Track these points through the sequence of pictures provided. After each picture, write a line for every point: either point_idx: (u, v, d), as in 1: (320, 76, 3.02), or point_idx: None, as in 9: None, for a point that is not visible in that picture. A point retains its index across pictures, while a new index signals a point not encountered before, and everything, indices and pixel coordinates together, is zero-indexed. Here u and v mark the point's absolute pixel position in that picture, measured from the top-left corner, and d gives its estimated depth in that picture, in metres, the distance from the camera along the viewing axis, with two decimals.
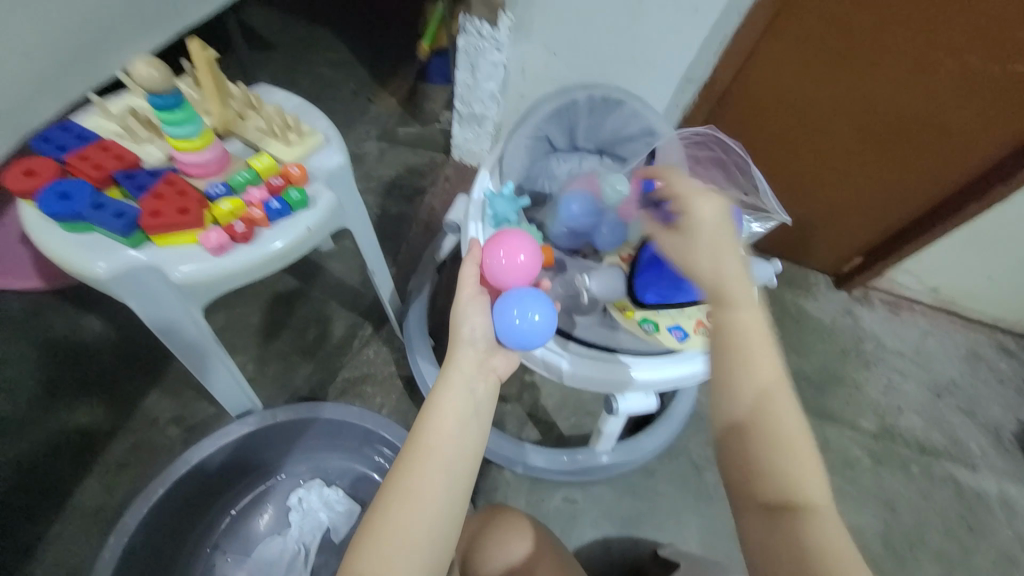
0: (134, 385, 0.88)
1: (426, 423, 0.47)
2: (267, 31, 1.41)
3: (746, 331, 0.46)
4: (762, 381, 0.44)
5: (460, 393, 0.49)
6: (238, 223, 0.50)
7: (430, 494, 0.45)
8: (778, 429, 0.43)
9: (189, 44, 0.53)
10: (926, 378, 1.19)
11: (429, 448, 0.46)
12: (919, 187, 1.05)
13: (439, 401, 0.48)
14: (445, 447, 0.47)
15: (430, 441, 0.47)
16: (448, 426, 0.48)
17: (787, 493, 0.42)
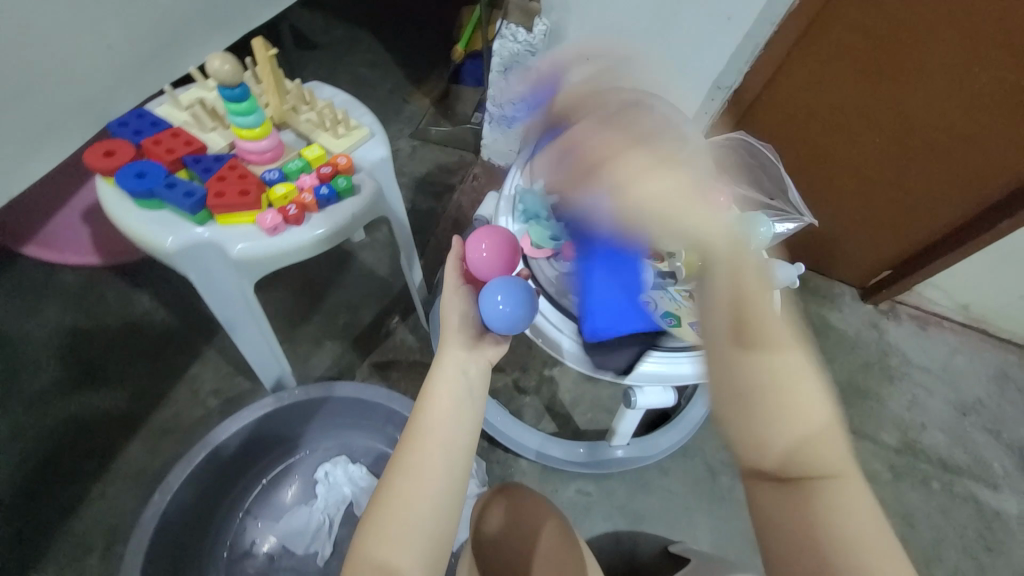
0: (178, 358, 0.94)
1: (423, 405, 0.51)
2: (311, 31, 1.48)
3: (754, 323, 0.46)
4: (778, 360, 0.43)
5: (452, 376, 0.52)
6: (291, 206, 0.55)
7: (421, 478, 0.47)
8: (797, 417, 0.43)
9: (253, 43, 0.58)
10: (953, 396, 1.17)
11: (424, 435, 0.49)
12: (948, 202, 1.04)
13: (434, 392, 0.51)
14: (437, 434, 0.49)
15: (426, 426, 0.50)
16: (439, 416, 0.50)
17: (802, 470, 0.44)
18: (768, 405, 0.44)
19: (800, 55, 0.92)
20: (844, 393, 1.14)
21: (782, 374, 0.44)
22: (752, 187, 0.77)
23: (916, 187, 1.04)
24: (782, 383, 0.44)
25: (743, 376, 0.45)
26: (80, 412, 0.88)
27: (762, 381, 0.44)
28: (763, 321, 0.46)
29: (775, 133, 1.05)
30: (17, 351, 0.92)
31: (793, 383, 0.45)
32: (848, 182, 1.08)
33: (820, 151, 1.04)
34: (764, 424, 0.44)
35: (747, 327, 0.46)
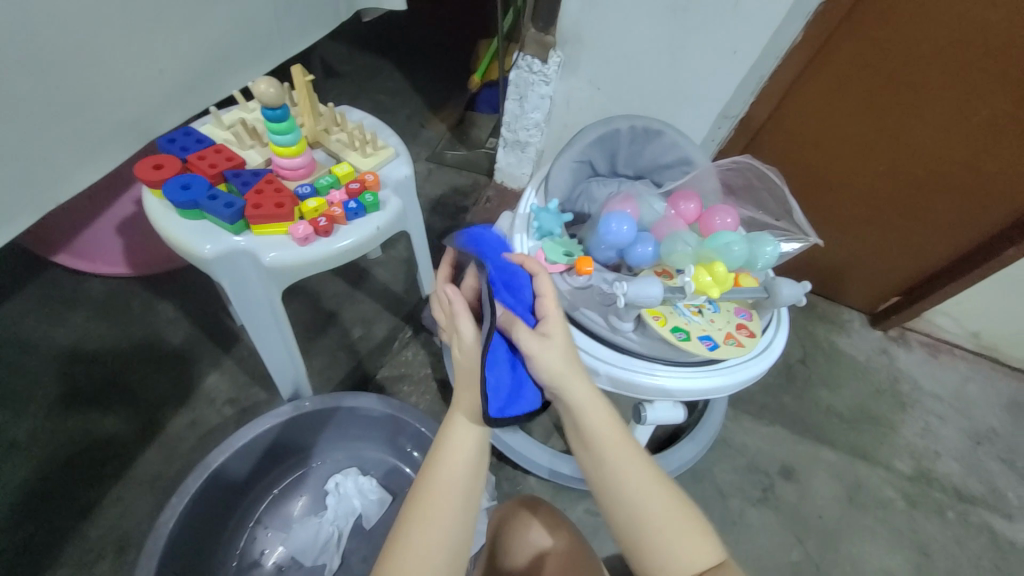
0: (197, 367, 0.97)
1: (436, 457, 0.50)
2: (335, 60, 1.57)
3: (586, 419, 0.48)
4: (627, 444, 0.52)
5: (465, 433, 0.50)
6: (322, 219, 0.58)
7: (434, 534, 0.47)
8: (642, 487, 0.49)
9: (293, 70, 0.63)
10: (966, 425, 1.16)
11: (435, 496, 0.48)
12: (953, 229, 1.06)
13: (449, 447, 0.50)
14: (450, 489, 0.48)
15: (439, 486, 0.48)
16: (453, 472, 0.49)
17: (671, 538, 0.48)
18: (625, 506, 0.47)
19: (804, 84, 0.96)
20: (856, 418, 1.13)
21: (624, 476, 0.48)
22: (756, 210, 0.80)
23: (922, 214, 1.06)
24: (635, 482, 0.48)
25: (610, 484, 0.48)
26: (100, 417, 0.91)
27: (622, 490, 0.47)
28: (596, 425, 0.48)
29: (781, 160, 1.08)
30: (42, 356, 0.95)
31: (637, 485, 0.48)
32: (854, 209, 1.10)
33: (826, 177, 1.07)
34: (630, 528, 0.47)
35: (580, 435, 0.49)
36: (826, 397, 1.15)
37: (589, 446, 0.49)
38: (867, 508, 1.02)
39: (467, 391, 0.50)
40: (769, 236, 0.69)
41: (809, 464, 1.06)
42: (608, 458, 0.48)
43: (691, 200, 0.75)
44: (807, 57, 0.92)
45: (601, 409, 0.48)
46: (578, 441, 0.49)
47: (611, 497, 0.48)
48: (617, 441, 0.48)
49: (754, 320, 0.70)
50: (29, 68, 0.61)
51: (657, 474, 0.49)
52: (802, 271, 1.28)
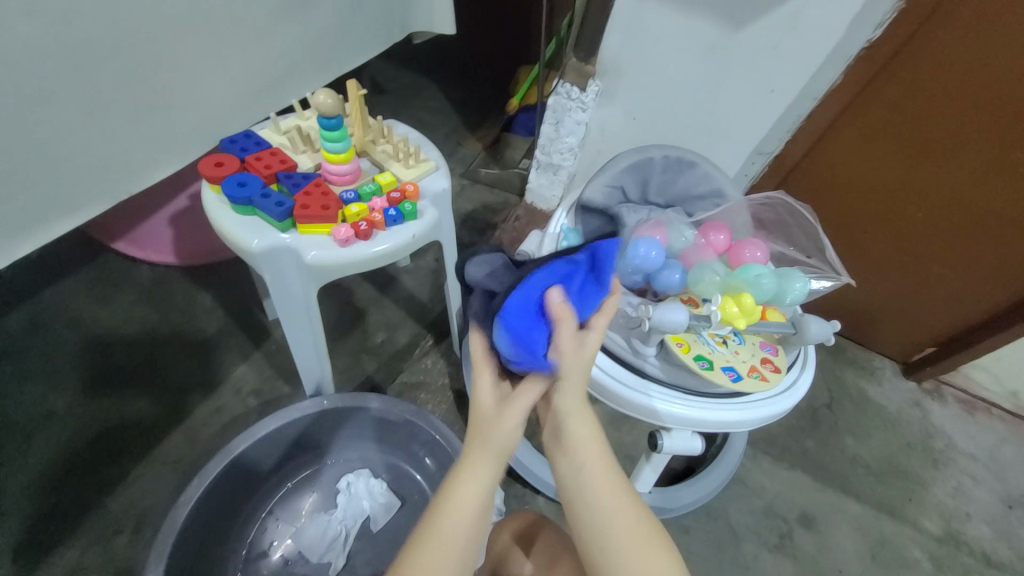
0: (227, 357, 1.01)
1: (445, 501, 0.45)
2: (382, 77, 1.65)
3: (575, 431, 0.48)
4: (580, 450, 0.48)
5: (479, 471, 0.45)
6: (363, 223, 0.61)
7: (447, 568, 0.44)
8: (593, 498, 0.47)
9: (348, 85, 0.68)
10: (1003, 489, 1.09)
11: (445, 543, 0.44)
12: (997, 280, 1.03)
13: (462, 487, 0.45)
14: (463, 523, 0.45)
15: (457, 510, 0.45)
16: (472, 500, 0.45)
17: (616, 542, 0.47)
18: (597, 524, 0.47)
19: (840, 128, 0.96)
20: (883, 471, 1.08)
21: (602, 494, 0.48)
22: (787, 245, 0.80)
23: (962, 264, 1.03)
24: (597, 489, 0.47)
25: (584, 500, 0.47)
26: (133, 397, 0.95)
27: (596, 508, 0.47)
28: (581, 438, 0.48)
29: (814, 200, 1.07)
30: (87, 334, 1.01)
31: (612, 506, 0.48)
32: (889, 254, 1.08)
33: (861, 220, 1.06)
34: (597, 546, 0.47)
35: (565, 445, 0.48)
36: (852, 446, 1.11)
37: (570, 457, 0.48)
38: (890, 567, 0.97)
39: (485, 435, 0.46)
40: (800, 274, 0.69)
41: (830, 513, 1.01)
42: (587, 474, 0.48)
43: (721, 231, 0.76)
44: (845, 102, 0.92)
45: (588, 421, 0.48)
46: (559, 449, 0.49)
47: (586, 514, 0.47)
48: (600, 456, 0.48)
49: (780, 355, 0.69)
50: (116, 69, 0.67)
51: (631, 496, 0.49)
52: (831, 313, 1.25)
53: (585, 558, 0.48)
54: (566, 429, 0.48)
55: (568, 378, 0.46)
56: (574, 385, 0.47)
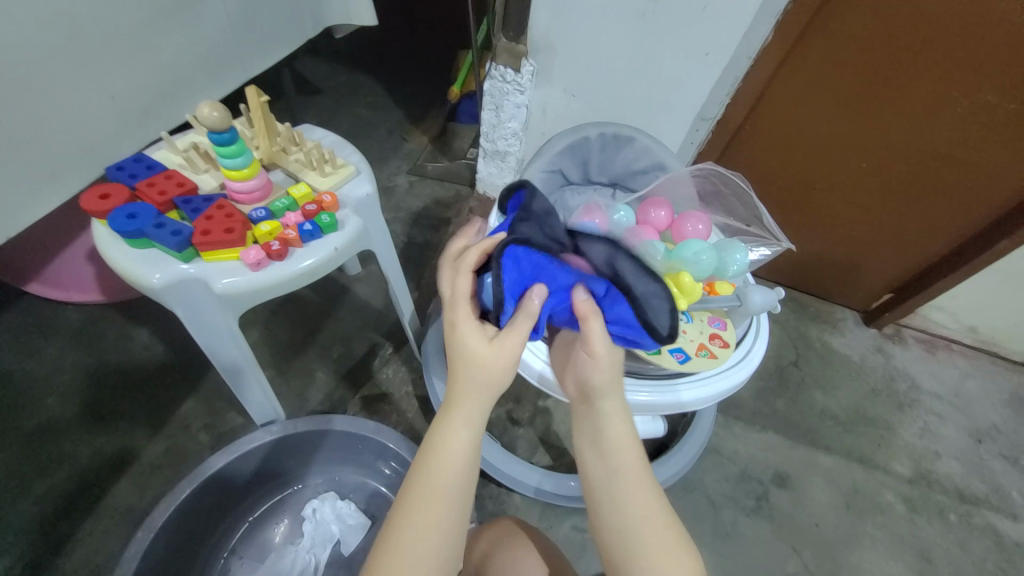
0: (172, 393, 0.96)
1: (432, 453, 0.50)
2: (314, 77, 1.57)
3: (608, 434, 0.52)
4: (616, 443, 0.51)
5: (459, 431, 0.50)
6: (274, 242, 0.57)
7: (439, 514, 0.48)
8: (624, 484, 0.51)
9: (246, 92, 0.62)
10: (967, 422, 1.13)
11: (439, 479, 0.49)
12: (947, 219, 1.04)
13: (449, 433, 0.50)
14: (451, 471, 0.49)
15: (449, 455, 0.50)
16: (463, 437, 0.50)
17: (639, 530, 0.49)
18: (623, 521, 0.50)
19: (778, 86, 0.94)
20: (851, 421, 1.10)
21: (630, 481, 0.51)
22: (727, 216, 0.79)
23: (915, 207, 1.03)
24: (622, 476, 0.51)
25: (617, 501, 0.50)
26: (72, 449, 0.89)
27: (626, 508, 0.50)
28: (608, 435, 0.52)
29: (759, 162, 1.07)
30: (13, 387, 0.94)
31: (643, 508, 0.50)
32: (838, 206, 1.08)
33: (809, 177, 1.06)
34: (623, 545, 0.49)
35: (597, 445, 0.52)
36: (819, 399, 1.12)
37: (606, 458, 0.52)
38: (864, 514, 1.00)
39: (462, 388, 0.49)
40: (738, 245, 0.67)
41: (803, 470, 1.03)
42: (620, 472, 0.51)
43: (661, 207, 0.74)
44: (778, 59, 0.90)
45: (626, 427, 0.52)
46: (594, 452, 0.53)
47: (614, 511, 0.50)
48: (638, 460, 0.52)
49: (728, 329, 0.68)
50: None
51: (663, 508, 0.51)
52: (790, 273, 1.27)
53: (608, 549, 0.50)
54: (601, 428, 0.52)
55: (605, 382, 0.51)
56: (616, 389, 0.52)
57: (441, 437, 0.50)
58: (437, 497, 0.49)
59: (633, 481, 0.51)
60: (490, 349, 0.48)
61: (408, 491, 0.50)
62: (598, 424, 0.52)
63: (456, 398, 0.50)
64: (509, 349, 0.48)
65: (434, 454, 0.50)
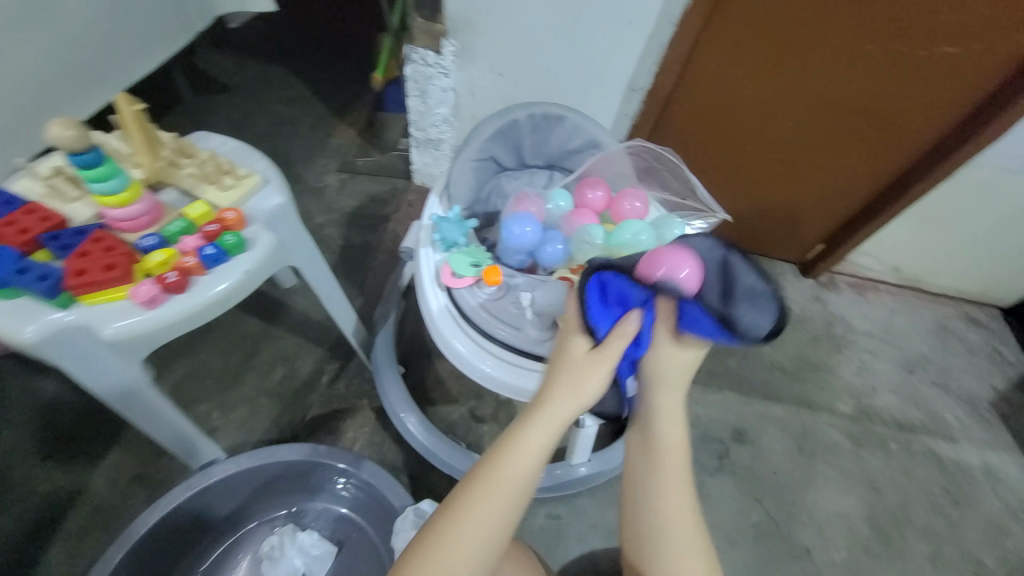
0: (93, 445, 0.86)
1: (514, 438, 0.52)
2: (219, 72, 1.42)
3: (664, 438, 0.56)
4: (664, 441, 0.56)
5: (544, 421, 0.52)
6: (170, 273, 0.51)
7: (498, 507, 0.49)
8: (666, 483, 0.54)
9: (114, 100, 0.53)
10: (897, 355, 1.22)
11: (518, 462, 0.51)
12: (870, 169, 1.08)
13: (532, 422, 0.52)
14: (524, 465, 0.51)
15: (528, 452, 0.51)
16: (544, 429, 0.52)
17: (673, 527, 0.53)
18: (659, 515, 0.54)
19: (702, 52, 0.93)
20: (798, 369, 1.16)
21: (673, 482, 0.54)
22: (663, 191, 0.78)
23: (840, 160, 1.07)
24: (666, 472, 0.54)
25: (657, 497, 0.54)
26: None
27: (665, 504, 0.54)
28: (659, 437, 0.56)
29: (691, 129, 1.07)
30: None
31: (679, 511, 0.53)
32: (769, 166, 1.11)
33: (740, 140, 1.07)
34: (658, 536, 0.54)
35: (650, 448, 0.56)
36: (768, 352, 1.17)
37: (652, 451, 0.56)
38: (816, 456, 1.06)
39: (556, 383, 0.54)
40: (672, 222, 0.68)
41: (759, 423, 1.08)
42: (665, 469, 0.55)
43: (597, 187, 0.72)
44: (700, 24, 0.88)
45: (676, 427, 0.56)
46: (642, 444, 0.57)
47: (654, 505, 0.54)
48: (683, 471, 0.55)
49: None
50: None
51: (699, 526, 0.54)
52: (732, 233, 1.30)
53: (643, 538, 0.55)
54: (654, 435, 0.56)
55: (662, 380, 0.56)
56: (670, 389, 0.56)
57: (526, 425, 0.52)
58: (511, 479, 0.50)
59: (673, 482, 0.54)
60: (590, 355, 0.54)
61: (483, 468, 0.51)
62: (650, 420, 0.57)
63: (547, 398, 0.53)
64: (605, 360, 0.54)
65: (517, 439, 0.52)
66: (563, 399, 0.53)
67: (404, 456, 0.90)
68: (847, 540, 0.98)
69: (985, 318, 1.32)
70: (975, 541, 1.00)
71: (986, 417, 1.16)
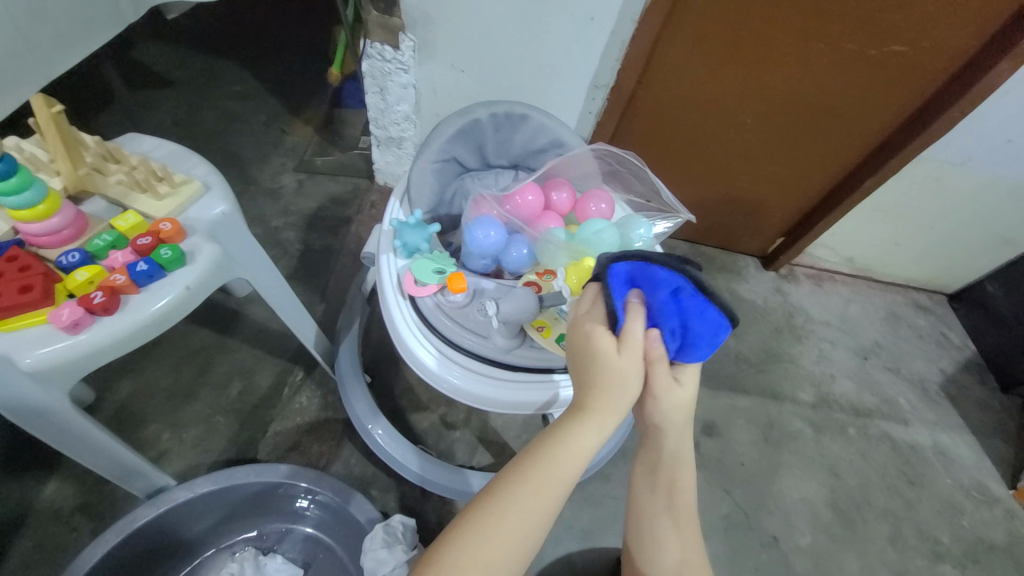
0: (27, 477, 0.79)
1: (556, 446, 0.44)
2: (160, 66, 1.33)
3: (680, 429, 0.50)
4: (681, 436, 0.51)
5: (593, 429, 0.44)
6: (96, 293, 0.47)
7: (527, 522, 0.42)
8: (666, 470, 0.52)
9: (29, 101, 0.48)
10: (854, 343, 1.27)
11: (554, 472, 0.43)
12: (825, 165, 1.12)
13: (577, 431, 0.44)
14: (561, 478, 0.44)
15: (566, 461, 0.44)
16: (590, 436, 0.44)
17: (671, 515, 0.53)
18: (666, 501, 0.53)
19: (664, 49, 0.92)
20: (763, 360, 1.19)
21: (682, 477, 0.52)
22: (626, 193, 0.79)
23: (792, 159, 1.11)
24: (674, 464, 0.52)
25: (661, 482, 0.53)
26: None
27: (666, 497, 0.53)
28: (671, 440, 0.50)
29: (654, 126, 1.07)
30: None
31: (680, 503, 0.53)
32: (730, 162, 1.13)
33: (702, 136, 1.08)
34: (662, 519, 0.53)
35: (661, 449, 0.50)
36: (733, 345, 1.20)
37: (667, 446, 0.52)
38: (781, 445, 1.09)
39: (604, 388, 0.44)
40: (638, 224, 0.69)
41: (726, 416, 1.10)
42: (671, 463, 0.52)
43: (562, 189, 0.74)
44: (661, 22, 0.87)
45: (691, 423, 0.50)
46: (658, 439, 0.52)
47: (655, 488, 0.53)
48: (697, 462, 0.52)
49: None
50: None
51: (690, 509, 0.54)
52: (697, 229, 1.33)
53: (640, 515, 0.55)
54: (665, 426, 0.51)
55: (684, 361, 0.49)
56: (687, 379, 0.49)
57: (571, 432, 0.44)
58: (545, 489, 0.43)
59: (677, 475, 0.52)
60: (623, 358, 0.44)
61: (519, 476, 0.43)
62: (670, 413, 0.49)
63: (589, 401, 0.44)
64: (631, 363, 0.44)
65: (560, 447, 0.44)
66: (600, 403, 0.44)
67: (373, 468, 0.87)
68: (811, 525, 1.01)
69: (932, 304, 1.39)
70: (929, 519, 1.06)
71: (935, 399, 1.22)
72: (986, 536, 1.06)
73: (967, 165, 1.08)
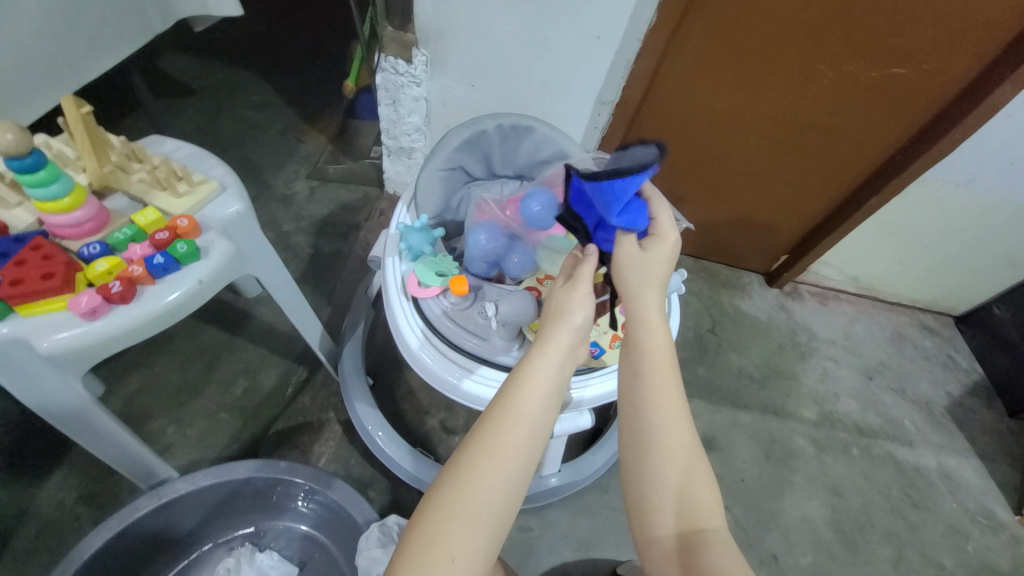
0: (34, 466, 0.81)
1: (515, 387, 0.46)
2: (184, 76, 1.38)
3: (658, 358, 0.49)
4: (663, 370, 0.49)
5: (550, 361, 0.47)
6: (114, 283, 0.49)
7: (498, 478, 0.42)
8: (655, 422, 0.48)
9: (60, 102, 0.52)
10: (858, 362, 1.27)
11: (515, 410, 0.45)
12: (828, 182, 1.12)
13: (533, 365, 0.47)
14: (524, 420, 0.45)
15: (527, 402, 0.45)
16: (546, 370, 0.47)
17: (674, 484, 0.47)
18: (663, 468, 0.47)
19: (668, 68, 0.95)
20: (765, 376, 1.19)
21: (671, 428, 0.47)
22: None
23: (795, 176, 1.12)
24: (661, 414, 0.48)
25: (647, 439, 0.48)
26: None
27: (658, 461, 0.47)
28: (649, 366, 0.49)
29: (658, 141, 1.10)
30: None
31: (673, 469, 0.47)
32: (734, 178, 1.15)
33: (705, 152, 1.10)
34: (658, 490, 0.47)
35: (637, 377, 0.49)
36: (735, 361, 1.20)
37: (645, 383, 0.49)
38: (783, 462, 1.08)
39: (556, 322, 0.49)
40: None
41: (727, 431, 1.10)
42: (657, 405, 0.48)
43: None
44: (664, 42, 0.90)
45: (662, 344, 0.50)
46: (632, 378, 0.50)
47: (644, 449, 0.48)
48: (672, 395, 0.49)
49: None
50: None
51: (693, 445, 0.48)
52: (701, 244, 1.34)
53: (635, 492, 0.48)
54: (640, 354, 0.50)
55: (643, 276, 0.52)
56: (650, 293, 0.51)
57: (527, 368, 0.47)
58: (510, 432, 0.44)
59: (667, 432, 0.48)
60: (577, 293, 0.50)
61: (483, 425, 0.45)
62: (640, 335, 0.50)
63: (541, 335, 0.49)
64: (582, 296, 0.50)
65: (519, 385, 0.46)
66: (553, 334, 0.48)
67: (371, 469, 0.87)
68: (813, 545, 1.00)
69: (939, 325, 1.38)
70: (935, 543, 1.04)
71: (941, 422, 1.21)
72: (994, 564, 1.03)
73: (972, 186, 1.09)
